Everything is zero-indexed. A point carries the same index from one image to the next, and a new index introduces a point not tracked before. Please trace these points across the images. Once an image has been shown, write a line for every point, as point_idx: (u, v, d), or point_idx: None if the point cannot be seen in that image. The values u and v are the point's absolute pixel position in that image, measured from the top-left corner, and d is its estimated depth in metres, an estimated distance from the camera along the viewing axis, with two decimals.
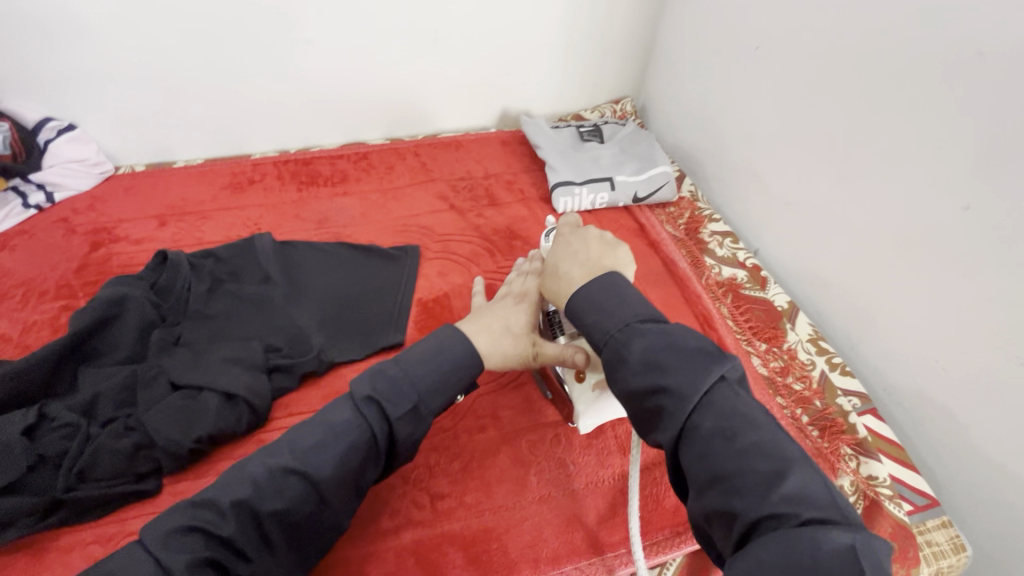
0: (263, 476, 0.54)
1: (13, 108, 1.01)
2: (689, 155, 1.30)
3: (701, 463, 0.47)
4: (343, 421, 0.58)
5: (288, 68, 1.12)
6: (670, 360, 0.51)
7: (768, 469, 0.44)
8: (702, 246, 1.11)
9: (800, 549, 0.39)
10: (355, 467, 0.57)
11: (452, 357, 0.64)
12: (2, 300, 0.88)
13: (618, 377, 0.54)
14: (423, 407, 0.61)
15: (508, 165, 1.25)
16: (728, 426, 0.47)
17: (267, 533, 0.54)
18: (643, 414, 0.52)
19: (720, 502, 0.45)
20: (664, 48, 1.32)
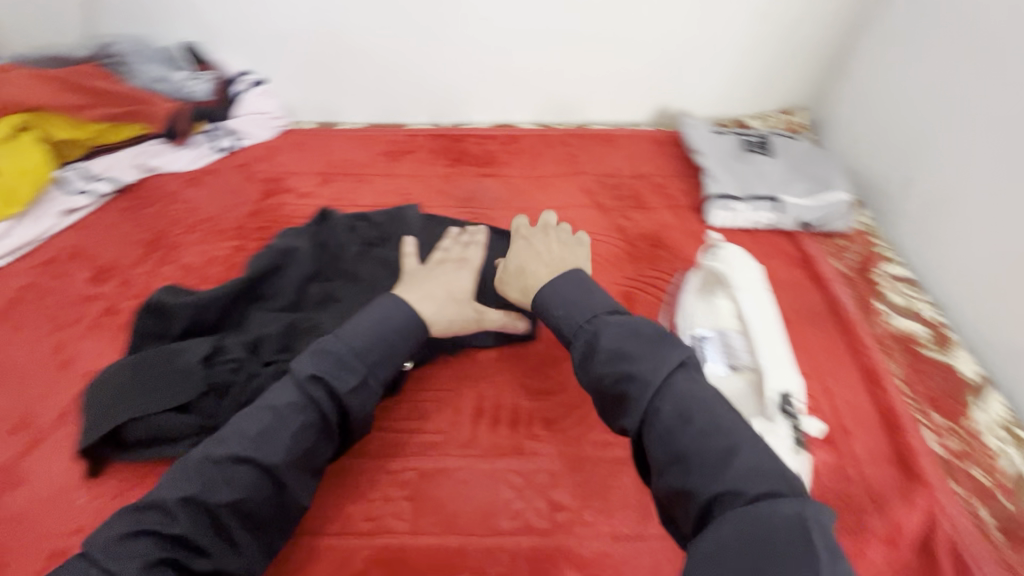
0: (214, 471, 0.58)
1: (221, 59, 1.13)
2: (871, 183, 1.14)
3: (664, 447, 0.54)
4: (287, 403, 0.62)
5: (459, 45, 1.14)
6: (630, 349, 0.59)
7: (723, 449, 0.52)
8: (874, 288, 0.97)
9: (750, 523, 0.46)
10: (308, 446, 0.62)
11: (390, 330, 0.68)
12: (189, 232, 0.97)
13: (585, 369, 0.62)
14: (372, 377, 0.66)
15: (659, 167, 1.16)
16: (684, 411, 0.55)
17: (223, 526, 0.56)
18: (610, 405, 0.60)
19: (680, 483, 0.52)
20: (858, 59, 1.17)
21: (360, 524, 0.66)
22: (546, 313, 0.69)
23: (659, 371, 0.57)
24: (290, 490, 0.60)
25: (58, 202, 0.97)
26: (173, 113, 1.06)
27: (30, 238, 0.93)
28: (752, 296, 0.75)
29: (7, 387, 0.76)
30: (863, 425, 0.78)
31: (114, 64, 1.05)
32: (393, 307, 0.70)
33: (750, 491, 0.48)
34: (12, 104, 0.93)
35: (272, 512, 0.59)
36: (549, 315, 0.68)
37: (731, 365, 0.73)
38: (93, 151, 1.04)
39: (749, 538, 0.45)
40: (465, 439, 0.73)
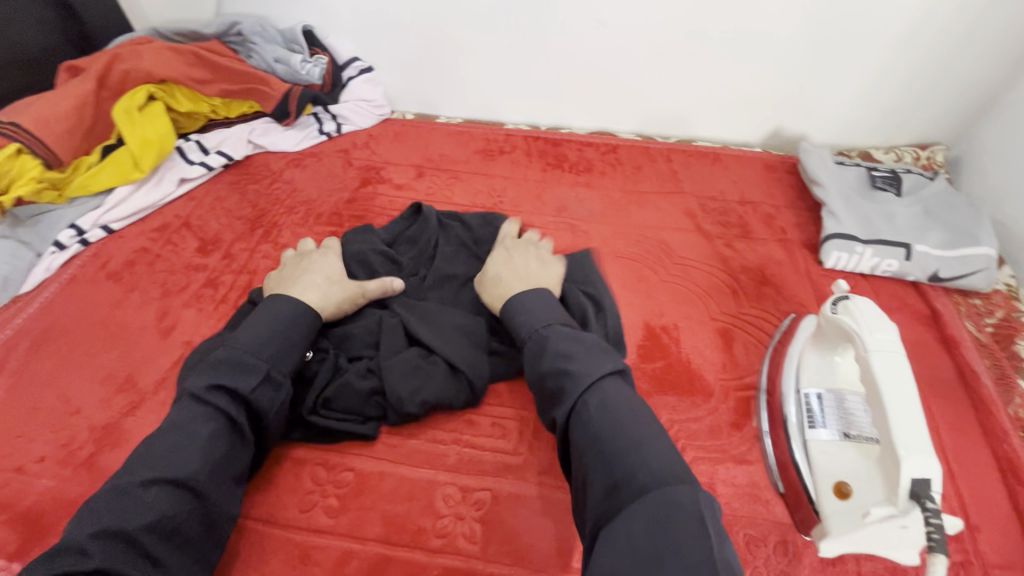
0: (127, 492, 0.52)
1: (335, 44, 1.13)
2: (1015, 237, 1.00)
3: (583, 436, 0.53)
4: (192, 416, 0.58)
5: (570, 47, 1.08)
6: (573, 352, 0.60)
7: (632, 440, 0.51)
8: (1016, 362, 0.85)
9: (651, 510, 0.45)
10: (224, 454, 0.58)
11: (284, 328, 0.66)
12: (289, 213, 0.99)
13: (534, 366, 0.62)
14: (276, 371, 0.63)
15: (771, 195, 1.07)
16: (608, 406, 0.54)
17: (145, 549, 0.50)
18: (545, 402, 0.60)
19: (589, 470, 0.51)
20: (1021, 95, 1.02)
21: (431, 539, 0.64)
22: (512, 317, 0.68)
23: (592, 372, 0.57)
24: (211, 498, 0.57)
25: (175, 169, 1.01)
26: (284, 95, 1.08)
27: (148, 203, 0.97)
28: (888, 357, 0.62)
29: (117, 346, 0.80)
30: (993, 522, 0.69)
31: (238, 44, 1.10)
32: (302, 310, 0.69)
33: (645, 474, 0.47)
34: (145, 74, 0.98)
35: (197, 524, 0.55)
36: (514, 319, 0.68)
37: (843, 432, 0.68)
38: (208, 125, 1.08)
39: (656, 528, 0.43)
40: (543, 465, 0.70)
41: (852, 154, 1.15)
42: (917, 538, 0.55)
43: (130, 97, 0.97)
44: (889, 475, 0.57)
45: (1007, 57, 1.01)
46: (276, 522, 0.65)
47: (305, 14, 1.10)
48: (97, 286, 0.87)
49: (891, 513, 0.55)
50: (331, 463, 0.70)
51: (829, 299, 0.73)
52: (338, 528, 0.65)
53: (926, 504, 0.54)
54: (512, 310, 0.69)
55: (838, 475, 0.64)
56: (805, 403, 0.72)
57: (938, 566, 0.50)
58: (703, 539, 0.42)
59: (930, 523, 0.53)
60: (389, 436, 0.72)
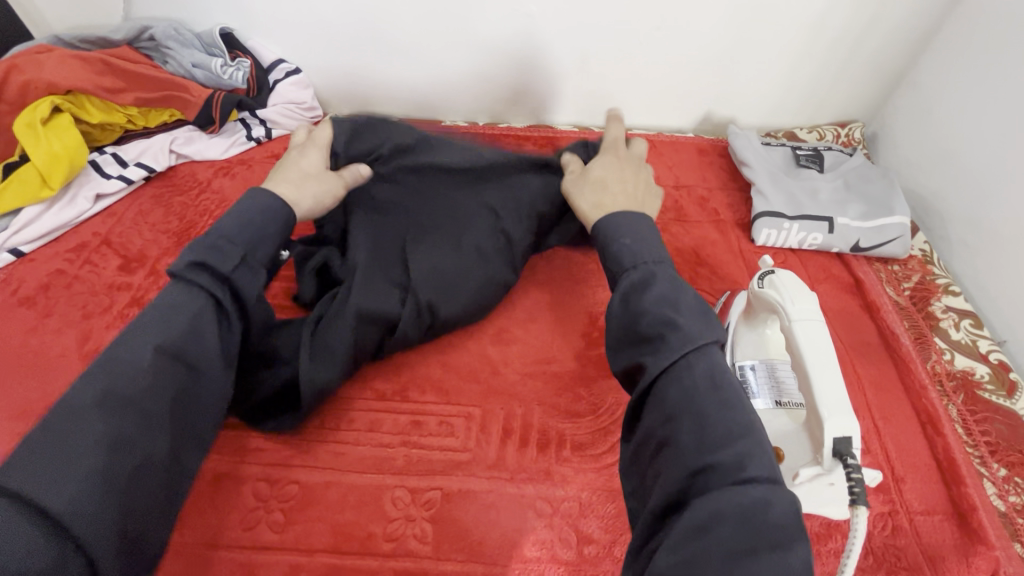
0: (127, 356, 0.51)
1: (257, 47, 1.08)
2: (927, 205, 1.07)
3: (682, 399, 0.50)
4: (175, 295, 0.56)
5: (500, 42, 1.08)
6: (679, 302, 0.56)
7: (736, 426, 0.48)
8: (932, 322, 0.91)
9: (741, 507, 0.44)
10: (217, 334, 0.57)
11: (260, 217, 0.63)
12: (218, 223, 0.95)
13: (628, 303, 0.58)
14: (252, 257, 0.60)
15: (704, 178, 1.11)
16: (715, 378, 0.51)
17: (142, 418, 0.50)
18: (631, 346, 0.56)
19: (677, 439, 0.49)
20: (924, 75, 1.09)
21: (382, 544, 0.63)
22: (608, 242, 0.64)
23: (691, 344, 0.52)
24: (205, 371, 0.56)
25: (90, 185, 0.96)
26: (206, 101, 1.02)
27: (62, 221, 0.91)
28: (809, 325, 0.66)
29: (34, 374, 0.75)
30: (917, 472, 0.73)
31: (152, 50, 1.05)
32: (280, 205, 0.66)
33: (748, 470, 0.46)
34: (47, 85, 0.93)
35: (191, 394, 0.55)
36: (609, 246, 0.64)
37: (776, 400, 0.71)
38: (126, 136, 1.03)
39: (752, 522, 0.43)
40: (492, 459, 0.70)
41: (779, 136, 1.20)
42: (844, 490, 0.59)
43: (33, 109, 0.91)
44: (815, 437, 0.61)
45: (910, 42, 1.08)
46: (218, 543, 0.63)
47: (222, 15, 1.05)
48: (9, 314, 0.81)
49: (818, 472, 0.59)
50: (274, 477, 0.68)
51: (756, 274, 0.75)
52: (284, 543, 0.63)
53: (848, 461, 0.57)
54: (609, 229, 0.65)
55: (771, 442, 0.67)
56: (741, 376, 0.74)
57: (860, 519, 0.53)
58: (795, 548, 0.43)
59: (851, 478, 0.55)
60: (334, 445, 0.71)
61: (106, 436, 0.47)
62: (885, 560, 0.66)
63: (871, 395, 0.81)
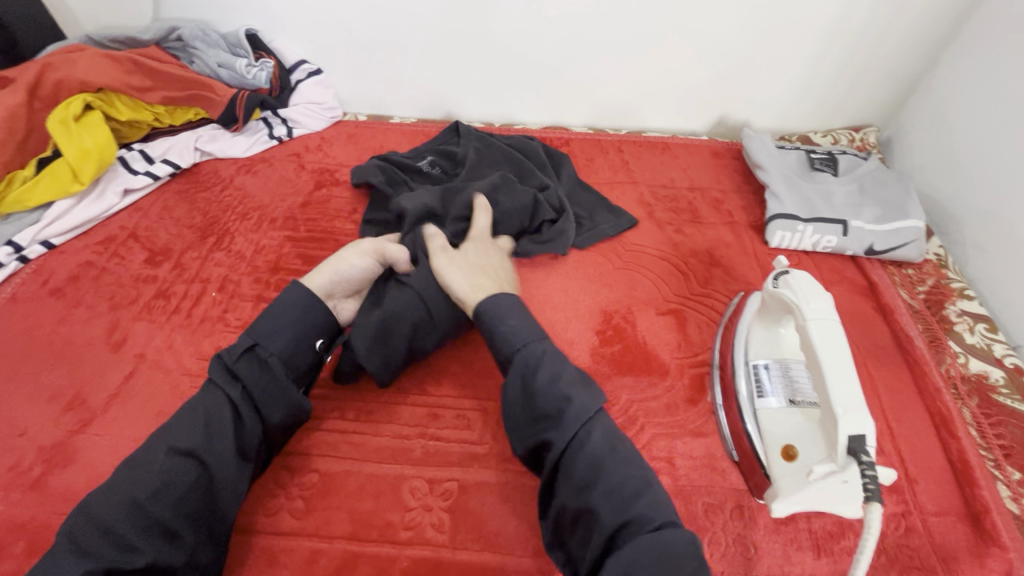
0: (145, 460, 0.57)
1: (280, 48, 1.11)
2: (941, 210, 1.07)
3: (587, 468, 0.57)
4: (202, 395, 0.62)
5: (517, 45, 1.10)
6: (565, 375, 0.61)
7: (635, 482, 0.56)
8: (946, 325, 0.91)
9: (657, 552, 0.50)
10: (228, 431, 0.60)
11: (283, 305, 0.67)
12: (241, 219, 0.98)
13: (526, 385, 0.61)
14: (266, 350, 0.64)
15: (718, 180, 1.12)
16: (611, 440, 0.59)
17: (148, 518, 0.54)
18: (530, 424, 0.61)
19: (590, 505, 0.55)
20: (937, 82, 1.10)
21: (399, 533, 0.65)
22: (491, 326, 0.66)
23: (587, 412, 0.59)
24: (215, 473, 0.58)
25: (117, 181, 0.98)
26: (230, 100, 1.05)
27: (91, 216, 0.94)
28: (824, 325, 0.66)
29: (64, 362, 0.78)
30: (930, 474, 0.73)
31: (179, 50, 1.08)
32: (299, 290, 0.68)
33: (655, 520, 0.53)
34: (79, 83, 0.96)
35: (200, 498, 0.57)
36: (494, 327, 0.66)
37: (790, 398, 0.71)
38: (151, 133, 1.06)
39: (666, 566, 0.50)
40: (508, 453, 0.72)
41: (793, 139, 1.21)
42: (856, 490, 0.59)
43: (65, 106, 0.94)
44: (829, 434, 0.62)
45: (927, 45, 1.09)
46: (243, 528, 0.65)
47: (247, 17, 1.08)
48: (40, 304, 0.84)
49: (832, 469, 0.59)
50: (295, 466, 0.69)
51: (771, 275, 0.76)
52: (305, 529, 0.65)
53: (862, 458, 0.58)
54: (487, 314, 0.67)
55: (785, 439, 0.68)
56: (755, 374, 0.75)
57: (874, 516, 0.54)
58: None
59: (866, 476, 0.57)
60: (352, 435, 0.72)
61: (118, 537, 0.52)
62: (897, 560, 0.66)
63: (885, 397, 0.81)
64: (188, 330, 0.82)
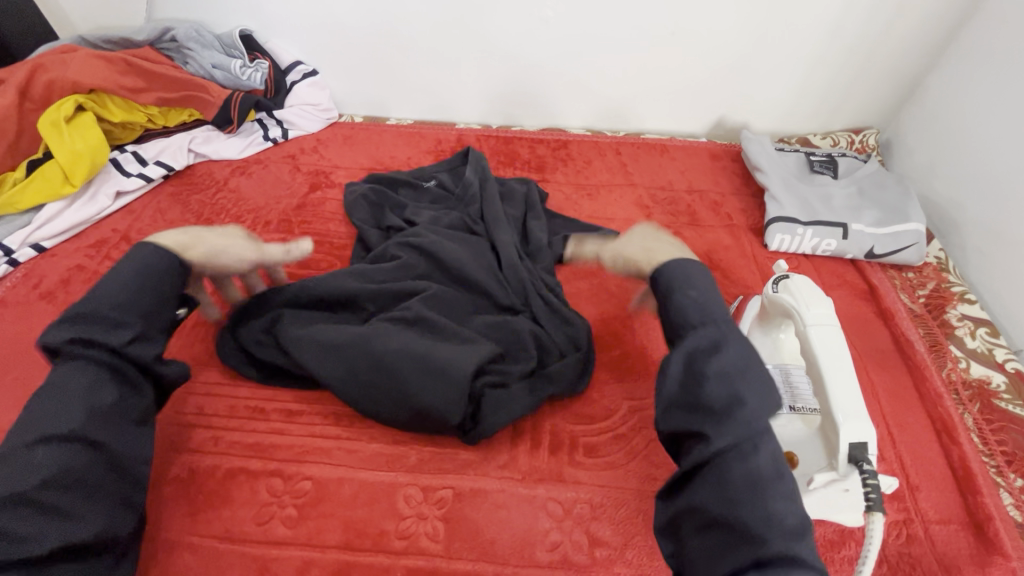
0: (15, 454, 0.52)
1: (275, 48, 1.10)
2: (942, 212, 1.07)
3: (747, 480, 0.50)
4: (63, 373, 0.56)
5: (513, 45, 1.09)
6: (749, 373, 0.54)
7: (792, 515, 0.50)
8: (947, 329, 0.90)
9: None
10: (113, 400, 0.57)
11: (151, 276, 0.62)
12: (235, 222, 0.97)
13: (692, 364, 0.56)
14: (149, 325, 0.61)
15: (716, 182, 1.11)
16: (777, 463, 0.52)
17: (45, 505, 0.50)
18: (688, 409, 0.55)
19: (736, 520, 0.49)
20: (937, 85, 1.09)
21: (393, 542, 0.63)
22: (668, 294, 0.61)
23: (760, 423, 0.52)
24: (113, 445, 0.56)
25: (110, 183, 0.97)
26: (225, 102, 1.04)
27: (82, 218, 0.93)
28: (824, 330, 0.65)
29: (53, 368, 0.76)
30: (931, 481, 0.73)
31: (172, 51, 1.06)
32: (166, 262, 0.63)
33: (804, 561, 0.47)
34: (71, 84, 0.95)
35: (102, 472, 0.55)
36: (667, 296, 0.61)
37: (790, 405, 0.70)
38: (145, 135, 1.04)
39: None
40: (504, 459, 0.71)
41: (793, 141, 1.20)
42: (858, 499, 0.59)
43: (57, 107, 0.93)
44: (830, 441, 0.61)
45: (926, 47, 1.08)
46: (232, 537, 0.63)
47: (242, 18, 1.07)
48: (30, 308, 0.83)
49: (832, 478, 0.59)
50: (287, 473, 0.68)
51: (771, 279, 0.75)
52: (297, 538, 0.63)
53: (863, 467, 0.57)
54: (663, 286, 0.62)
55: (785, 446, 0.67)
56: None
57: (876, 525, 0.53)
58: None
59: (867, 484, 0.55)
60: (346, 441, 0.71)
61: (11, 532, 0.48)
62: (899, 569, 0.65)
63: (886, 403, 0.80)
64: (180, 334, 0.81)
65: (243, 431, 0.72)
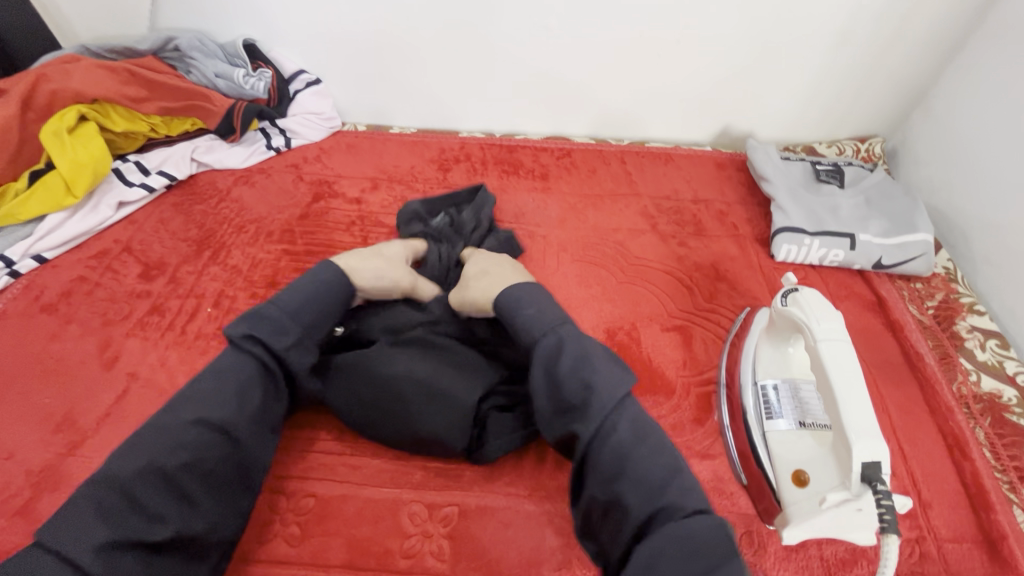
0: (171, 429, 0.56)
1: (279, 57, 1.10)
2: (949, 222, 1.06)
3: (613, 458, 0.57)
4: (228, 364, 0.61)
5: (518, 53, 1.08)
6: (591, 360, 0.63)
7: (663, 473, 0.57)
8: (956, 342, 0.89)
9: (686, 541, 0.51)
10: (258, 403, 0.61)
11: (324, 292, 0.69)
12: (237, 232, 0.96)
13: (551, 369, 0.63)
14: (308, 338, 0.66)
15: (722, 191, 1.10)
16: (640, 431, 0.59)
17: (181, 488, 0.54)
18: (556, 416, 0.62)
19: (618, 495, 0.56)
20: (944, 94, 1.09)
21: (398, 561, 0.62)
22: (511, 317, 0.69)
23: (612, 400, 0.60)
24: (245, 445, 0.59)
25: (112, 193, 0.96)
26: (228, 111, 1.03)
27: (84, 229, 0.92)
28: (835, 345, 0.64)
29: (54, 381, 0.76)
30: (943, 497, 0.72)
31: (176, 60, 1.06)
32: (340, 285, 0.71)
33: (685, 507, 0.54)
34: (74, 94, 0.94)
35: (232, 471, 0.58)
36: (516, 315, 0.68)
37: (800, 421, 0.70)
38: (147, 144, 1.04)
39: (695, 555, 0.51)
40: (510, 475, 0.70)
41: (798, 150, 1.19)
42: (871, 519, 0.56)
43: (59, 118, 0.92)
44: (843, 460, 0.60)
45: (933, 56, 1.07)
46: (233, 556, 0.62)
47: (245, 27, 1.07)
48: (31, 320, 0.82)
49: (846, 497, 0.57)
50: (290, 490, 0.67)
51: (779, 292, 0.75)
52: (301, 557, 0.62)
53: (878, 487, 0.56)
54: (509, 303, 0.69)
55: (796, 463, 0.66)
56: (763, 395, 0.73)
57: (892, 547, 0.52)
58: (736, 564, 0.50)
59: (881, 506, 0.55)
60: (349, 457, 0.70)
61: (146, 507, 0.52)
62: None
63: (897, 417, 0.79)
64: (182, 347, 0.80)
65: None
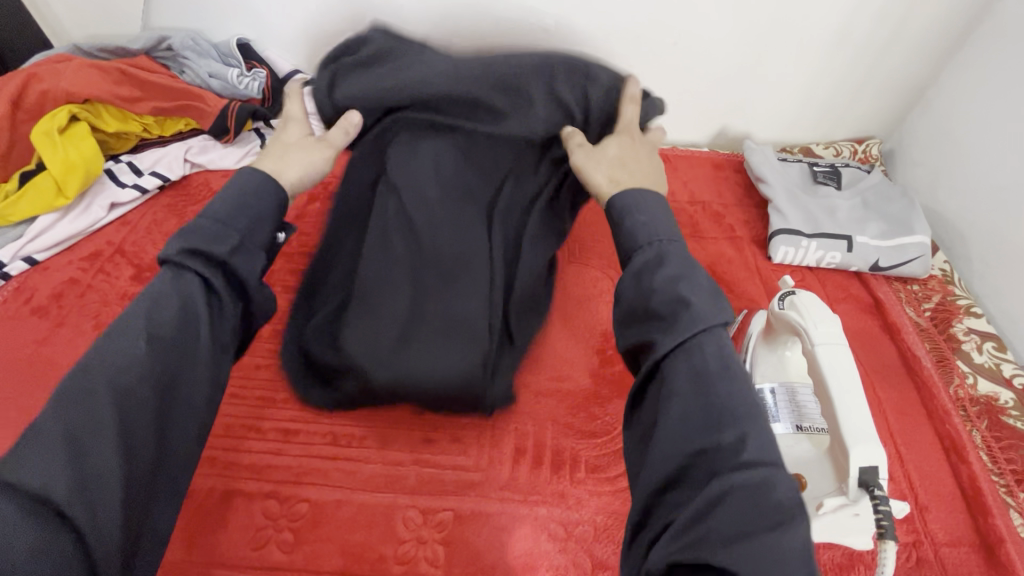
0: (118, 345, 0.48)
1: (273, 57, 1.09)
2: (947, 223, 1.05)
3: (690, 378, 0.49)
4: (171, 280, 0.52)
5: None
6: (689, 278, 0.53)
7: (743, 412, 0.47)
8: (954, 344, 0.89)
9: (746, 486, 0.43)
10: (209, 321, 0.52)
11: (258, 200, 0.58)
12: None
13: (639, 283, 0.55)
14: (250, 242, 0.56)
15: (719, 193, 1.10)
16: (726, 363, 0.49)
17: (134, 399, 0.47)
18: (638, 322, 0.54)
19: (678, 415, 0.48)
20: (941, 96, 1.09)
21: (393, 566, 0.62)
22: (622, 216, 0.60)
23: (701, 326, 0.50)
24: (198, 355, 0.52)
25: (104, 194, 0.96)
26: (222, 111, 1.02)
27: (75, 231, 0.91)
28: (833, 350, 0.64)
29: (45, 386, 0.75)
30: (940, 501, 0.72)
31: (169, 60, 1.06)
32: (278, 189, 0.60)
33: (750, 449, 0.45)
34: (65, 94, 0.93)
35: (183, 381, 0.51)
36: (622, 220, 0.60)
37: (797, 424, 0.69)
38: (140, 144, 1.03)
39: (749, 503, 0.42)
40: (505, 480, 0.69)
41: (795, 151, 1.19)
42: (868, 523, 0.57)
43: (50, 118, 0.91)
44: (840, 465, 0.59)
45: (934, 56, 1.07)
46: (227, 562, 0.62)
47: (238, 27, 1.06)
48: (22, 323, 0.81)
49: (843, 502, 0.57)
50: (283, 495, 0.67)
51: (776, 296, 0.73)
52: (294, 564, 0.62)
53: (874, 492, 0.56)
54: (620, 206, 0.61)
55: (793, 468, 0.66)
56: (760, 399, 0.73)
57: (889, 553, 0.53)
58: (801, 528, 0.42)
59: (879, 511, 0.54)
60: (343, 462, 0.69)
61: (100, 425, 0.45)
62: None
63: (894, 420, 0.79)
64: None
65: (238, 451, 0.70)
